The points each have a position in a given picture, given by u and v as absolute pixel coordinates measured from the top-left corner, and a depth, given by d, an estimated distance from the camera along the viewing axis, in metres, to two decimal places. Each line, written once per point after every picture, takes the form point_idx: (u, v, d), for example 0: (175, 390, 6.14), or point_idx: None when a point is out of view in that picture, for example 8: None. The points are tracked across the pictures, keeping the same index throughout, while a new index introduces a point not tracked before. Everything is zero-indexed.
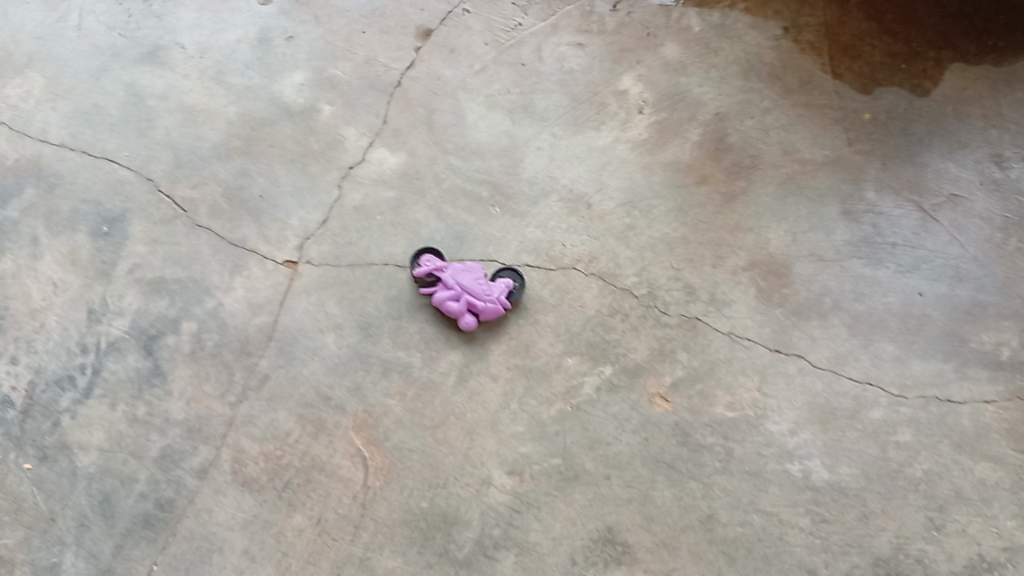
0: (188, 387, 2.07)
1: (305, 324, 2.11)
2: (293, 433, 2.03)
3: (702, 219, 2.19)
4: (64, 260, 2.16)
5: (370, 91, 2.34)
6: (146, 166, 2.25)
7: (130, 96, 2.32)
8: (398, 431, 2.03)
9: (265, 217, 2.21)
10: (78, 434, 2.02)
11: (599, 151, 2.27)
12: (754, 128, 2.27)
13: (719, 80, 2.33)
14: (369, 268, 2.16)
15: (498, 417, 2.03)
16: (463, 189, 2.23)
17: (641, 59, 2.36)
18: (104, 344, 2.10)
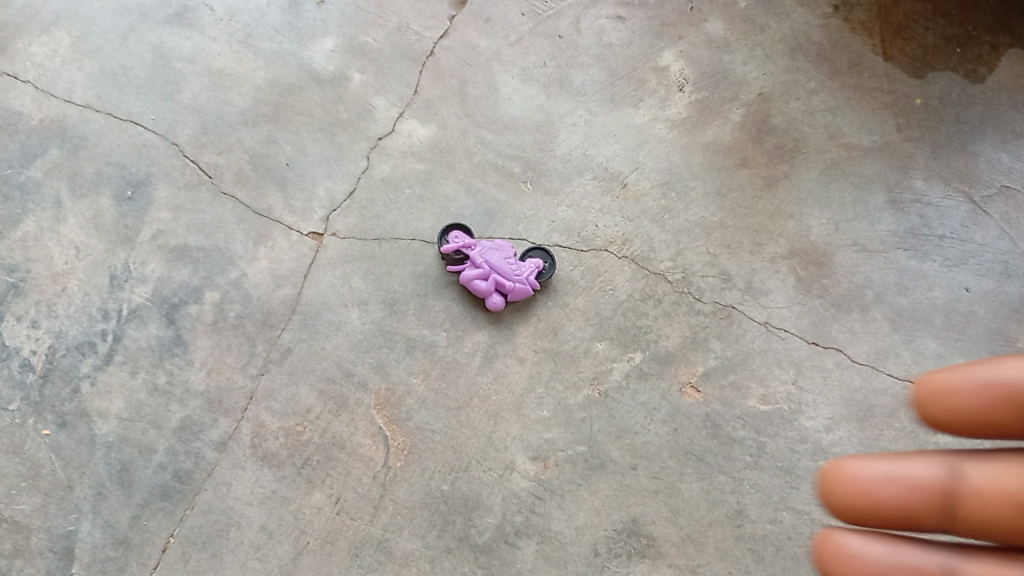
0: (209, 358, 2.03)
1: (329, 298, 2.07)
2: (314, 409, 1.99)
3: (741, 204, 2.12)
4: (87, 224, 2.12)
5: (402, 60, 2.27)
6: (172, 131, 2.20)
7: (156, 58, 2.27)
8: (421, 411, 1.98)
9: (291, 187, 2.15)
10: (98, 401, 1.99)
11: (636, 130, 2.19)
12: (799, 110, 2.19)
13: (764, 58, 2.25)
14: (396, 243, 2.10)
15: (523, 401, 1.98)
16: (494, 164, 2.17)
17: (684, 35, 2.28)
18: (125, 311, 2.06)
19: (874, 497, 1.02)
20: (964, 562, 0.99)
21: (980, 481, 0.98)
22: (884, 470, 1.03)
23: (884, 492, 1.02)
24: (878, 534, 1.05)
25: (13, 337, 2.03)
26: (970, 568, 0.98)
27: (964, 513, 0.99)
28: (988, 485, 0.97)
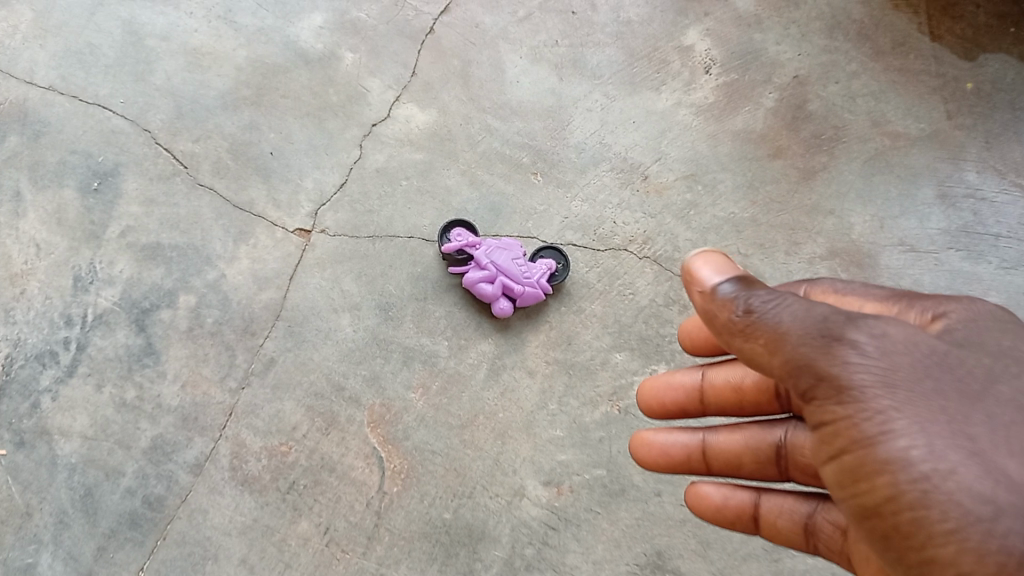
0: (183, 370, 1.83)
1: (318, 303, 1.86)
2: (301, 427, 1.79)
3: (776, 198, 1.90)
4: (48, 220, 1.90)
5: (398, 38, 2.05)
6: (143, 115, 1.97)
7: (128, 35, 2.03)
8: (420, 430, 1.78)
9: (275, 178, 1.94)
10: (59, 418, 1.79)
11: (658, 116, 1.98)
12: (839, 95, 1.98)
13: (801, 37, 2.03)
14: (391, 241, 1.89)
15: (534, 419, 1.78)
16: (500, 153, 1.95)
17: (710, 11, 2.07)
18: (90, 317, 1.85)
19: (656, 400, 1.36)
20: (711, 435, 1.29)
21: (715, 380, 1.29)
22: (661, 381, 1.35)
23: (664, 395, 1.34)
24: (668, 428, 1.35)
25: None
26: (715, 435, 1.29)
27: (711, 404, 1.30)
28: (722, 382, 1.28)
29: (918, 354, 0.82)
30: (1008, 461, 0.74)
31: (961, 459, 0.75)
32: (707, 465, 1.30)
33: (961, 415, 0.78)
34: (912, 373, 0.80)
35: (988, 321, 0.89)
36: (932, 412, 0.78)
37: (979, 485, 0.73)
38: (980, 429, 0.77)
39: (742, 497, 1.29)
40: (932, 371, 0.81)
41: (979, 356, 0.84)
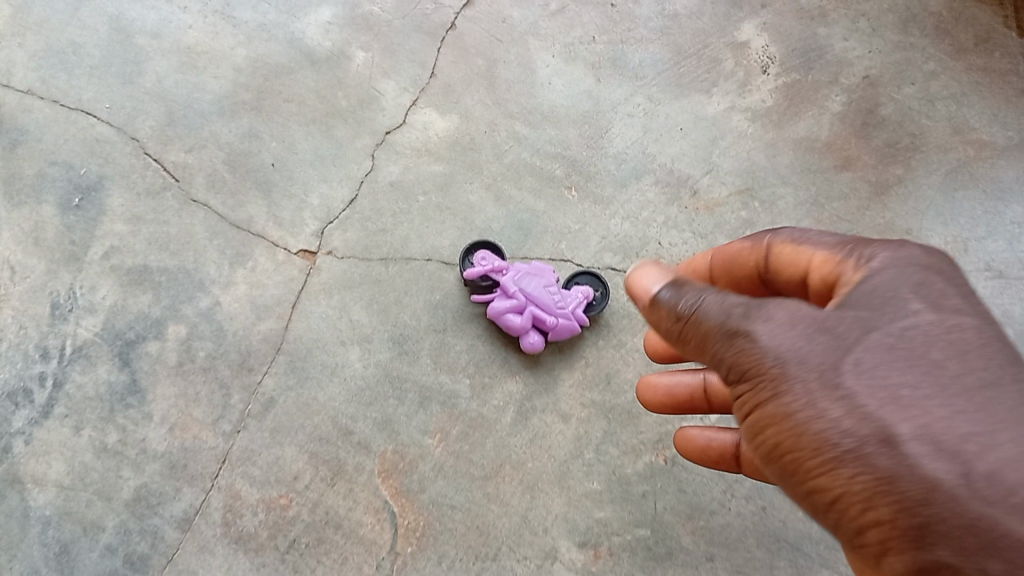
0: (172, 411, 1.62)
1: (323, 334, 1.64)
2: (303, 477, 1.57)
3: (845, 216, 1.66)
4: (23, 239, 1.69)
5: (416, 34, 1.83)
6: (131, 122, 1.76)
7: (114, 33, 1.82)
8: (438, 481, 1.57)
9: (277, 193, 1.72)
10: (33, 465, 1.58)
11: (709, 122, 1.75)
12: (916, 98, 1.74)
13: (871, 32, 1.80)
14: (407, 265, 1.67)
15: (568, 470, 1.57)
16: (530, 164, 1.73)
17: (768, 3, 1.83)
18: (69, 350, 1.64)
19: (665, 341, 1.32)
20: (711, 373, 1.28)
21: None
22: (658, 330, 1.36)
23: None
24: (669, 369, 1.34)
25: None
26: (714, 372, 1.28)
27: None
28: None
29: (804, 312, 0.83)
30: (881, 400, 0.76)
31: (834, 404, 0.77)
32: (709, 401, 1.30)
33: (840, 359, 0.79)
34: (796, 331, 0.82)
35: (905, 265, 0.87)
36: (810, 363, 0.80)
37: (847, 425, 0.76)
38: (855, 373, 0.78)
39: (724, 438, 1.31)
40: (816, 323, 0.82)
41: (876, 300, 0.84)
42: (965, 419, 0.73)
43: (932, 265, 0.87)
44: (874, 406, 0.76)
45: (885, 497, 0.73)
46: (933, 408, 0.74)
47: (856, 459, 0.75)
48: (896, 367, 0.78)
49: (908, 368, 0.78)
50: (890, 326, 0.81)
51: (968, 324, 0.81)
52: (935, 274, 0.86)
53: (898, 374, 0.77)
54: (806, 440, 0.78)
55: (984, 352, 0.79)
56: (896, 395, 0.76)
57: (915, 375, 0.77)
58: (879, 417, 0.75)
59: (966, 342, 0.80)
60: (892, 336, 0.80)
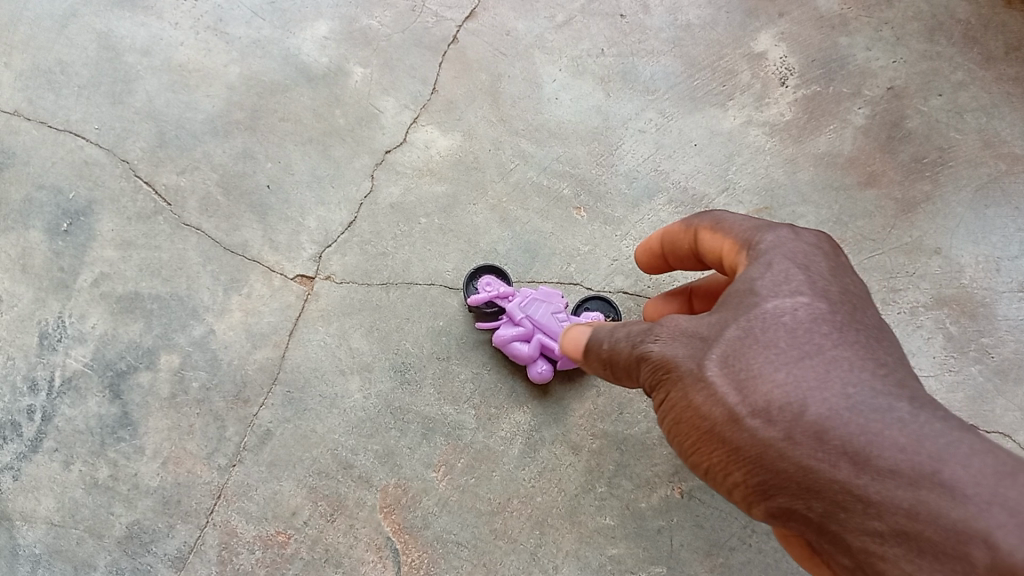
0: (164, 445, 1.54)
1: (322, 363, 1.57)
2: (301, 513, 1.50)
3: (869, 235, 1.60)
4: (11, 265, 1.62)
5: (416, 49, 1.76)
6: (121, 143, 1.70)
7: (103, 51, 1.75)
8: (442, 517, 1.50)
9: (273, 216, 1.65)
10: (21, 501, 1.50)
11: (724, 138, 1.68)
12: (943, 111, 1.67)
13: (894, 42, 1.73)
14: (409, 290, 1.60)
15: (579, 504, 1.50)
16: (536, 184, 1.66)
17: (786, 10, 1.75)
18: (57, 381, 1.57)
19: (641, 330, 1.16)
20: None
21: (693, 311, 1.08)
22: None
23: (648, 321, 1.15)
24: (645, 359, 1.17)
25: None
26: None
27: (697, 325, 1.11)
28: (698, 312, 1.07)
29: (680, 321, 0.89)
30: (729, 383, 0.80)
31: (697, 394, 0.83)
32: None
33: (702, 354, 0.84)
34: (675, 340, 0.87)
35: (776, 258, 0.86)
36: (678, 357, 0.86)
37: (706, 411, 0.81)
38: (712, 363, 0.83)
39: None
40: (688, 323, 0.88)
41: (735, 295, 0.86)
42: (793, 379, 0.77)
43: (801, 249, 0.88)
44: (723, 389, 0.80)
45: (741, 464, 0.79)
46: (766, 378, 0.78)
47: (716, 439, 0.81)
48: (741, 349, 0.81)
49: (750, 343, 0.81)
50: (740, 313, 0.84)
51: (811, 299, 0.83)
52: (794, 255, 0.87)
53: (751, 355, 0.80)
54: (683, 430, 0.85)
55: (823, 315, 0.81)
56: (741, 372, 0.80)
57: (754, 350, 0.80)
58: (725, 399, 0.80)
59: (816, 317, 0.81)
60: (743, 321, 0.83)
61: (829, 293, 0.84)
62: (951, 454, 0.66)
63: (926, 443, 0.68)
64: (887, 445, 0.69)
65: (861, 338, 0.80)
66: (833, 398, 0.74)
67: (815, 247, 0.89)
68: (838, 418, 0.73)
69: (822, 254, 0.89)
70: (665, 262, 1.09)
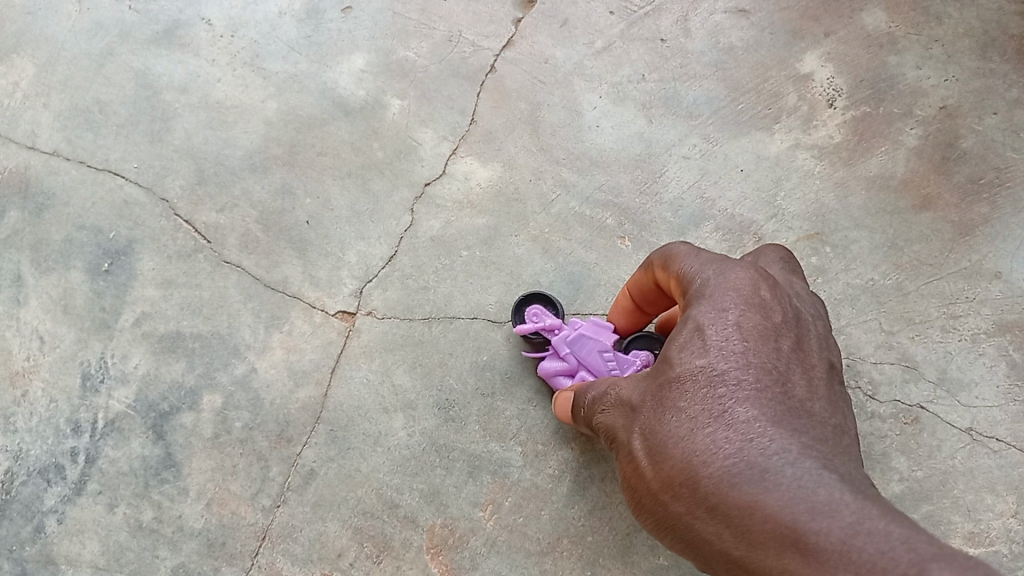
0: (208, 486, 1.52)
1: (365, 401, 1.54)
2: (347, 554, 1.47)
3: (925, 260, 1.55)
4: (53, 307, 1.61)
5: (454, 79, 1.74)
6: (160, 181, 1.69)
7: (142, 89, 1.76)
8: (491, 557, 1.46)
9: (313, 252, 1.64)
10: (66, 545, 1.49)
11: (771, 162, 1.63)
12: (998, 129, 1.63)
13: (945, 60, 1.68)
14: (452, 324, 1.58)
15: (631, 542, 1.47)
16: (579, 214, 1.63)
17: (831, 31, 1.72)
18: (100, 423, 1.55)
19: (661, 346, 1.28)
20: None
21: None
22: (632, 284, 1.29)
23: None
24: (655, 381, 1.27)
25: None
26: None
27: None
28: None
29: (627, 396, 1.03)
30: (648, 459, 0.92)
31: (635, 471, 0.95)
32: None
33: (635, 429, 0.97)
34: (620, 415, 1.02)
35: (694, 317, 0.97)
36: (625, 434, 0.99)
37: (641, 487, 0.94)
38: (641, 440, 0.95)
39: None
40: (634, 399, 1.00)
41: (664, 362, 0.97)
42: (688, 451, 0.87)
43: (717, 296, 0.97)
44: (645, 465, 0.92)
45: (670, 532, 0.90)
46: (672, 452, 0.89)
47: (651, 512, 0.92)
48: (659, 425, 0.93)
49: (662, 416, 0.93)
50: (661, 386, 0.96)
51: (711, 359, 0.91)
52: (706, 309, 0.96)
53: (666, 430, 0.91)
54: (633, 500, 0.97)
55: (719, 375, 0.89)
56: (656, 447, 0.91)
57: (665, 422, 0.91)
58: (647, 476, 0.92)
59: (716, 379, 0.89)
60: (660, 394, 0.95)
61: (732, 347, 0.91)
62: (807, 521, 0.71)
63: (787, 509, 0.73)
64: (757, 514, 0.76)
65: (752, 392, 0.87)
66: (718, 467, 0.83)
67: (730, 288, 0.98)
68: (718, 493, 0.81)
69: (736, 293, 0.97)
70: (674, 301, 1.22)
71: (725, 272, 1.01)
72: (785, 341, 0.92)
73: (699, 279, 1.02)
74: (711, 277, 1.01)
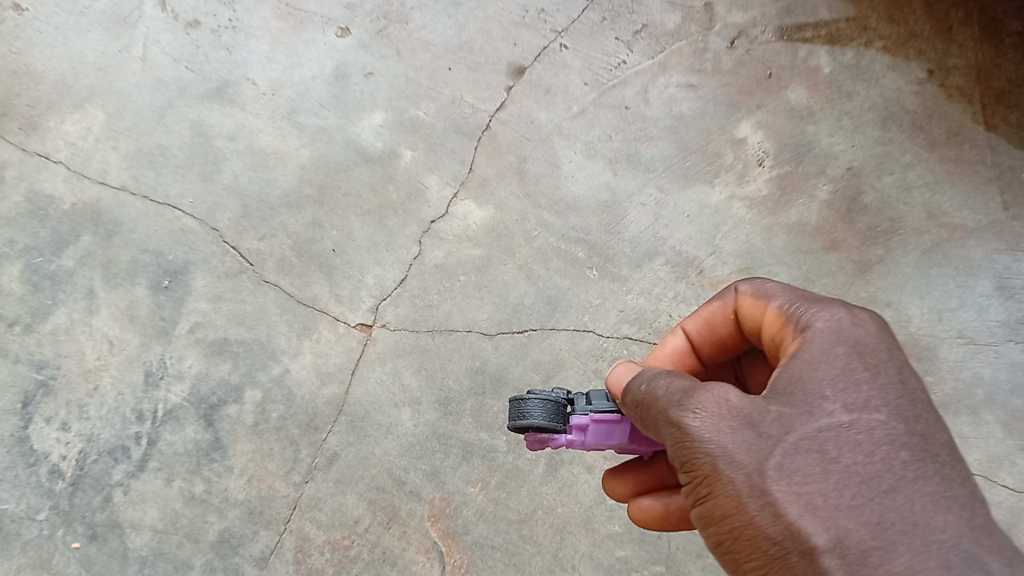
0: (249, 465, 1.85)
1: (379, 398, 1.89)
2: (363, 521, 1.80)
3: (833, 290, 1.92)
4: (121, 316, 1.96)
5: (456, 135, 2.12)
6: (212, 214, 2.05)
7: (195, 137, 2.12)
8: (479, 524, 1.80)
9: (338, 275, 1.99)
10: (131, 512, 1.81)
11: (712, 210, 2.02)
12: (893, 187, 2.02)
13: (853, 129, 2.08)
14: (450, 336, 1.93)
15: (592, 515, 1.82)
16: (556, 248, 2.00)
17: (762, 103, 2.12)
18: (161, 412, 1.89)
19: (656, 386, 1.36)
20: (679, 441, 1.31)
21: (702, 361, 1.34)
22: (693, 316, 1.32)
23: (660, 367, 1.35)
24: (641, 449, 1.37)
25: (41, 441, 1.85)
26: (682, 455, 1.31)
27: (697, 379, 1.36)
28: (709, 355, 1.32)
29: (734, 408, 1.02)
30: (798, 507, 0.95)
31: (760, 510, 0.97)
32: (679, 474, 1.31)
33: (766, 460, 0.98)
34: (719, 427, 1.02)
35: (842, 363, 1.04)
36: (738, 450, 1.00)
37: (772, 534, 0.95)
38: (778, 477, 0.97)
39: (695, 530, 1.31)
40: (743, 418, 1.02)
41: (796, 397, 1.02)
42: (868, 513, 0.93)
43: (860, 353, 1.05)
44: (794, 517, 0.94)
45: None
46: (843, 518, 0.93)
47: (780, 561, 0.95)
48: (814, 472, 0.97)
49: (813, 462, 0.97)
50: (809, 428, 0.99)
51: (873, 418, 1.00)
52: (851, 355, 1.05)
53: (819, 481, 0.96)
54: (737, 537, 0.99)
55: (886, 437, 0.98)
56: (810, 496, 0.95)
57: (822, 472, 0.96)
58: (798, 525, 0.94)
59: (880, 441, 0.98)
60: (809, 439, 0.99)
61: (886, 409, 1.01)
62: None
63: None
64: None
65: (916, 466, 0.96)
66: (913, 553, 0.89)
67: (865, 342, 1.07)
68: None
69: (874, 351, 1.06)
70: (747, 340, 1.29)
71: (857, 324, 1.09)
72: (921, 417, 1.01)
73: (827, 331, 1.08)
74: (843, 325, 1.08)
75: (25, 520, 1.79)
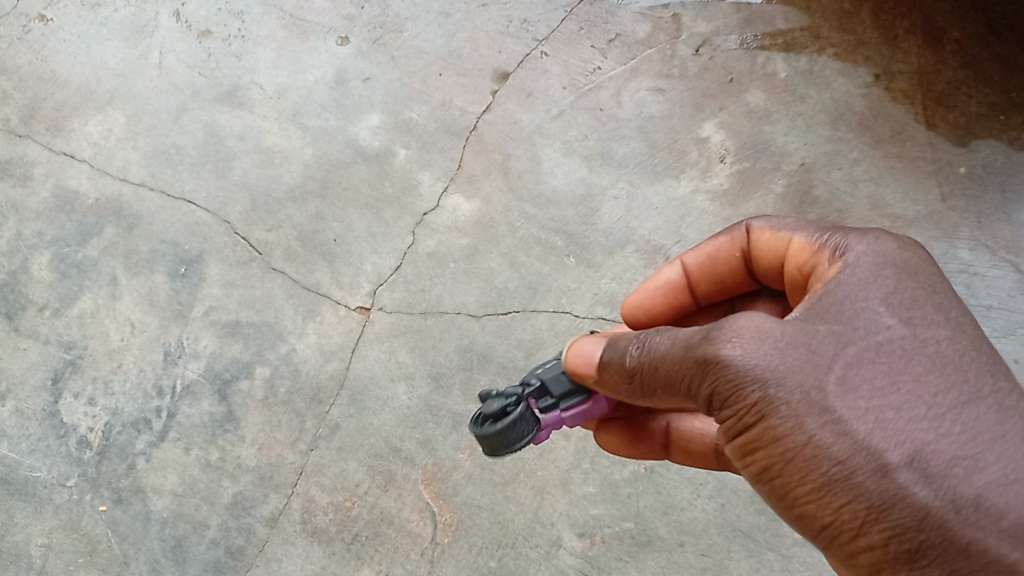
0: (260, 434, 2.04)
1: (377, 373, 2.09)
2: (362, 484, 2.00)
3: None
4: (141, 301, 2.16)
5: (446, 135, 2.31)
6: (223, 208, 2.24)
7: (208, 137, 2.32)
8: (468, 486, 1.99)
9: (339, 262, 2.19)
10: (153, 478, 2.01)
11: (678, 203, 2.22)
12: (842, 181, 2.22)
13: (807, 129, 2.28)
14: (441, 317, 2.13)
15: (569, 477, 2.00)
16: (537, 237, 2.20)
17: (725, 105, 2.32)
18: (179, 387, 2.09)
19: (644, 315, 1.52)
20: None
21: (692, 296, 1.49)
22: (693, 252, 1.46)
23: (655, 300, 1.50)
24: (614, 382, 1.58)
25: (71, 414, 2.06)
26: None
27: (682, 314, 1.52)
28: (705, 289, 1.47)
29: (773, 334, 1.04)
30: (867, 424, 0.97)
31: (820, 427, 0.99)
32: None
33: (824, 379, 1.01)
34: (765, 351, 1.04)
35: (887, 283, 1.09)
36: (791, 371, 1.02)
37: (838, 452, 0.97)
38: (842, 394, 0.99)
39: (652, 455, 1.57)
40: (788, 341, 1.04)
41: (845, 316, 1.06)
42: (940, 424, 0.95)
43: (898, 273, 1.10)
44: (863, 433, 0.96)
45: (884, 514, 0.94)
46: (914, 429, 0.95)
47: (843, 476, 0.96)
48: (882, 388, 0.99)
49: (874, 377, 1.00)
50: (860, 345, 1.02)
51: (925, 334, 1.03)
52: (890, 276, 1.09)
53: (882, 396, 0.98)
54: (792, 459, 1.01)
55: (940, 351, 1.02)
56: (874, 410, 0.97)
57: (884, 386, 0.99)
58: (867, 441, 0.96)
59: (938, 355, 1.01)
60: (864, 355, 1.02)
61: (935, 326, 1.05)
62: None
63: None
64: None
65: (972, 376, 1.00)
66: (990, 461, 0.92)
67: (901, 264, 1.12)
68: (1005, 484, 0.90)
69: (909, 272, 1.11)
70: (741, 279, 1.44)
71: (899, 249, 1.14)
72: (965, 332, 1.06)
73: (862, 255, 1.13)
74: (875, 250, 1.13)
75: (55, 487, 2.00)
